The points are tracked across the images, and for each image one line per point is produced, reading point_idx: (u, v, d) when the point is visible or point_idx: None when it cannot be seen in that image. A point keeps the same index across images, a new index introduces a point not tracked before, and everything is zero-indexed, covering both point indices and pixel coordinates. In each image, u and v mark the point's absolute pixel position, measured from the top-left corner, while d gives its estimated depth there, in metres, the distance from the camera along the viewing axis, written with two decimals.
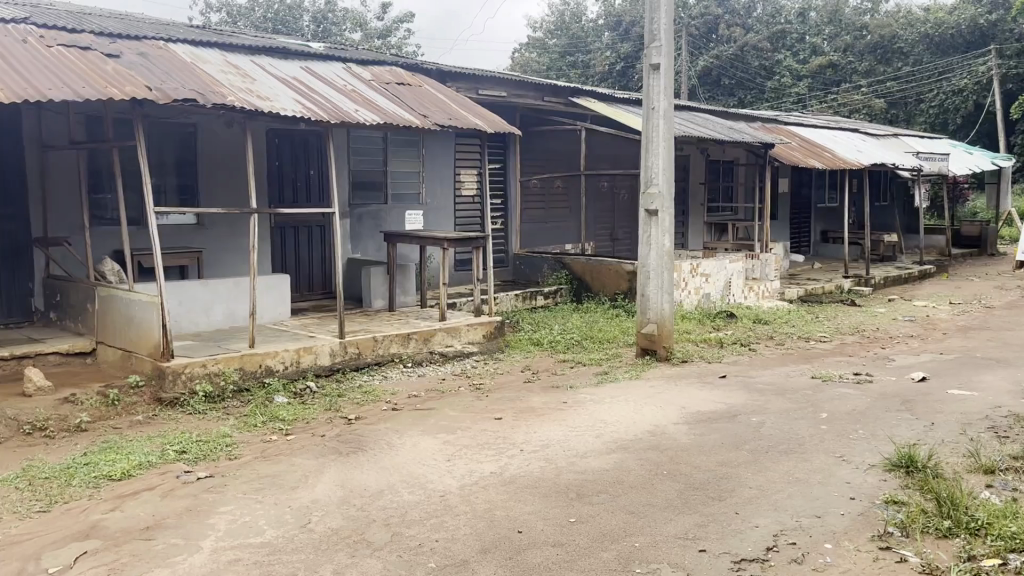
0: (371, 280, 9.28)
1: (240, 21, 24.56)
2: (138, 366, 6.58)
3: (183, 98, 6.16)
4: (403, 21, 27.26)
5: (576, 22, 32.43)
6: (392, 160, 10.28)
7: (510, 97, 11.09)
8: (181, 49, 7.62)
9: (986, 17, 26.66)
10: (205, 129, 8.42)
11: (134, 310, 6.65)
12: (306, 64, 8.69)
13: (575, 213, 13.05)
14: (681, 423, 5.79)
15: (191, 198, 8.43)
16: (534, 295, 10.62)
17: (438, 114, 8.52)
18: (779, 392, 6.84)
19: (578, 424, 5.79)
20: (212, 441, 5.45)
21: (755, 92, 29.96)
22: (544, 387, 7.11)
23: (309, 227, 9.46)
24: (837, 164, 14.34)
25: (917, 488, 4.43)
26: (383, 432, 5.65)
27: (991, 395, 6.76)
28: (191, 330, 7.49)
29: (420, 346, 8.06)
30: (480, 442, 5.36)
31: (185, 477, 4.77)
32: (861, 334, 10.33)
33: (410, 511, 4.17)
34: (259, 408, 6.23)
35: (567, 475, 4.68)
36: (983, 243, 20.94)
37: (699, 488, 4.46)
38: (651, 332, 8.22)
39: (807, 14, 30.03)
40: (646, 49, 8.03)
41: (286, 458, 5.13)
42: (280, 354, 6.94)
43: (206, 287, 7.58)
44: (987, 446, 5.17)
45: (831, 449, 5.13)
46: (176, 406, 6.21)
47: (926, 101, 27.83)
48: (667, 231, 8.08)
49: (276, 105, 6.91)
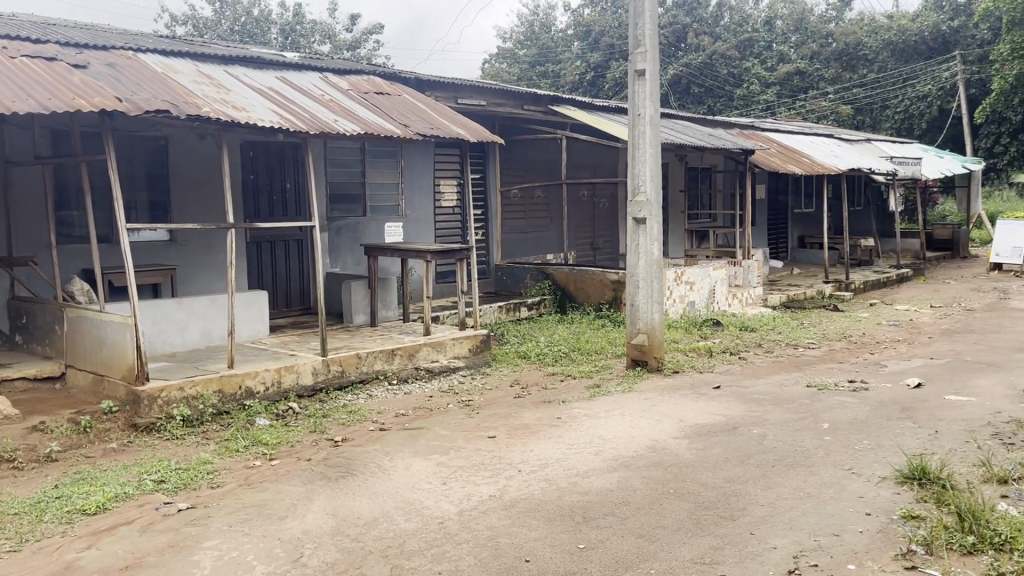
0: (352, 294, 8.97)
1: (206, 34, 24.31)
2: (111, 390, 6.28)
3: (155, 109, 5.88)
4: (373, 33, 27.19)
5: (545, 32, 32.59)
6: (370, 172, 10.05)
7: (489, 106, 10.91)
8: (151, 59, 7.35)
9: (948, 24, 27.18)
10: (176, 142, 8.15)
11: (105, 332, 6.37)
12: (280, 74, 8.44)
13: (556, 222, 12.88)
14: (681, 437, 5.61)
15: (163, 214, 8.13)
16: (518, 306, 10.43)
17: (419, 123, 8.31)
18: (777, 401, 6.68)
19: (575, 441, 5.58)
20: (192, 469, 5.17)
21: (725, 100, 29.70)
22: (536, 402, 6.88)
23: (286, 242, 9.20)
24: (815, 170, 14.29)
25: (934, 502, 4.24)
26: (373, 455, 5.40)
27: (988, 400, 6.64)
28: (167, 351, 7.19)
29: (404, 363, 7.82)
30: (475, 463, 5.13)
31: (164, 509, 4.49)
32: (848, 340, 10.23)
33: (408, 541, 3.94)
34: (240, 433, 5.96)
35: (570, 497, 4.47)
36: (955, 246, 21.14)
37: (709, 508, 4.27)
38: (641, 343, 8.06)
39: (773, 22, 30.86)
40: (631, 55, 7.89)
41: (272, 485, 4.87)
42: (261, 375, 6.66)
43: (180, 306, 7.30)
44: (996, 454, 5.03)
45: (839, 462, 4.96)
46: (152, 432, 5.91)
47: (892, 107, 28.07)
48: (655, 239, 7.90)
49: (252, 116, 6.66)
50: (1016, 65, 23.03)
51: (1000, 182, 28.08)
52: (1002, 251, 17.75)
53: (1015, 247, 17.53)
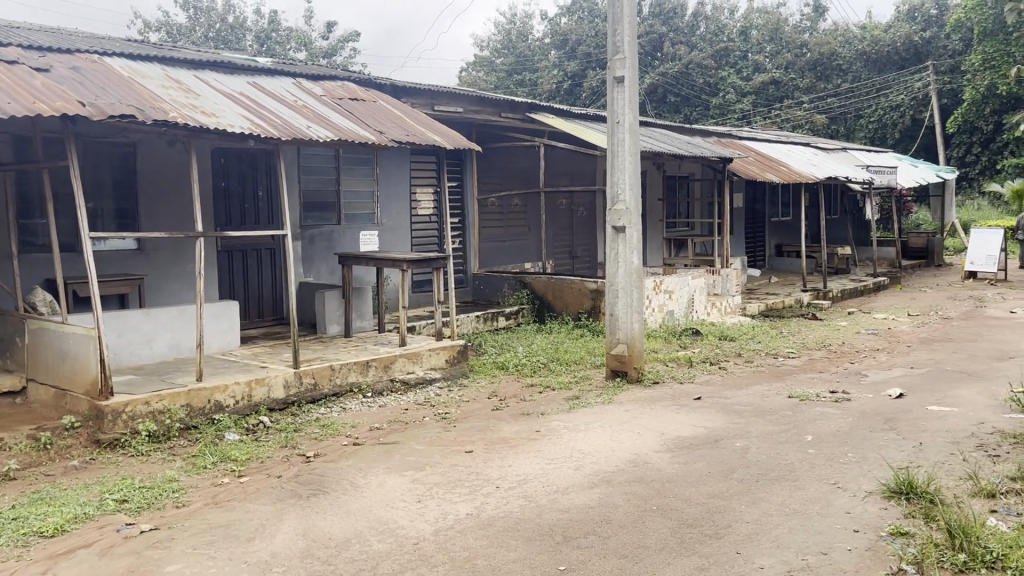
0: (326, 305, 8.78)
1: (180, 40, 23.96)
2: (73, 405, 6.05)
3: (120, 114, 5.69)
4: (349, 40, 27.07)
5: (522, 41, 32.60)
6: (344, 180, 9.87)
7: (466, 113, 10.78)
8: (116, 63, 7.14)
9: (921, 35, 27.95)
10: (144, 149, 7.94)
11: (68, 344, 6.15)
12: (253, 80, 8.26)
13: (534, 231, 12.77)
14: (662, 451, 5.49)
15: (130, 223, 7.91)
16: (495, 316, 10.28)
17: (394, 130, 8.16)
18: (759, 413, 6.57)
19: (555, 455, 5.44)
20: (156, 487, 4.97)
21: (701, 108, 29.38)
22: (514, 415, 6.73)
23: (258, 250, 9.00)
24: (793, 178, 14.28)
25: (923, 517, 4.14)
26: (346, 471, 5.22)
27: (971, 410, 6.57)
28: (133, 364, 6.97)
29: (379, 374, 7.65)
30: (451, 480, 4.97)
31: (126, 531, 4.29)
32: (828, 349, 10.18)
33: (381, 564, 3.78)
34: (208, 448, 5.75)
35: (550, 515, 4.32)
36: (929, 253, 21.26)
37: (693, 525, 4.14)
38: (621, 353, 7.93)
39: (748, 32, 30.48)
40: (609, 62, 7.79)
41: (240, 504, 4.68)
42: (230, 389, 6.46)
43: (148, 316, 7.08)
44: (982, 466, 4.94)
45: (824, 476, 4.85)
46: (116, 449, 5.70)
47: (866, 116, 28.80)
48: (635, 248, 7.79)
49: (222, 122, 6.48)
50: (986, 75, 23.39)
51: (972, 191, 28.37)
52: (976, 260, 17.72)
53: (989, 255, 17.47)
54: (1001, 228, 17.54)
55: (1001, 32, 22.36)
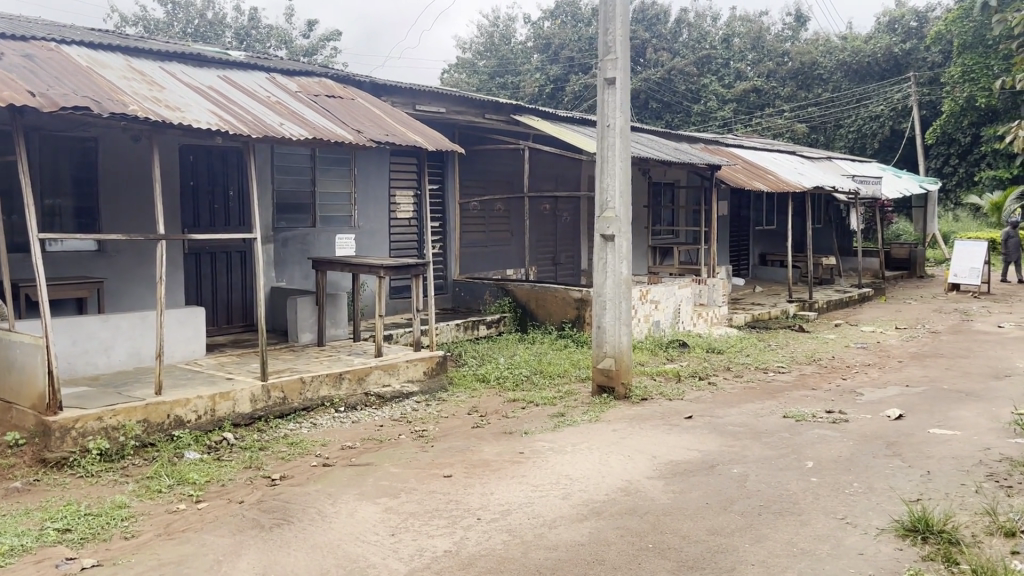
0: (299, 312, 8.36)
1: (157, 35, 23.38)
2: (19, 420, 5.59)
3: (73, 106, 5.24)
4: (331, 39, 26.62)
5: (504, 43, 32.21)
6: (320, 181, 9.44)
7: (449, 114, 10.39)
8: (76, 51, 6.68)
9: (901, 47, 27.59)
10: (107, 143, 7.48)
11: (15, 353, 5.71)
12: (224, 73, 7.84)
13: (517, 236, 12.40)
14: (655, 478, 5.12)
15: (89, 222, 7.44)
16: (477, 324, 9.90)
17: (373, 129, 7.73)
18: (754, 435, 6.21)
19: (540, 481, 5.05)
20: (105, 514, 4.52)
21: (683, 115, 29.46)
22: (495, 434, 6.34)
23: (227, 253, 8.56)
24: (781, 187, 14.01)
25: (944, 561, 3.79)
26: (314, 498, 4.80)
27: (975, 435, 6.25)
28: (88, 374, 6.52)
29: (353, 388, 7.24)
30: (428, 509, 4.57)
31: (66, 567, 3.86)
32: (818, 364, 9.86)
33: None
34: (164, 468, 5.32)
35: (535, 553, 3.94)
36: (912, 264, 21.12)
37: (694, 568, 3.77)
38: (608, 368, 7.55)
39: (730, 40, 30.33)
40: (600, 63, 7.41)
41: (196, 536, 4.25)
42: (193, 402, 6.03)
43: (105, 323, 6.62)
44: (999, 501, 4.60)
45: (830, 510, 4.50)
46: (64, 469, 5.24)
47: (846, 127, 28.65)
48: (624, 258, 7.42)
49: (187, 117, 6.05)
50: (966, 87, 23.35)
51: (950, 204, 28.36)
52: (961, 272, 17.54)
53: (973, 267, 17.24)
54: (984, 240, 17.34)
55: (981, 46, 22.25)
